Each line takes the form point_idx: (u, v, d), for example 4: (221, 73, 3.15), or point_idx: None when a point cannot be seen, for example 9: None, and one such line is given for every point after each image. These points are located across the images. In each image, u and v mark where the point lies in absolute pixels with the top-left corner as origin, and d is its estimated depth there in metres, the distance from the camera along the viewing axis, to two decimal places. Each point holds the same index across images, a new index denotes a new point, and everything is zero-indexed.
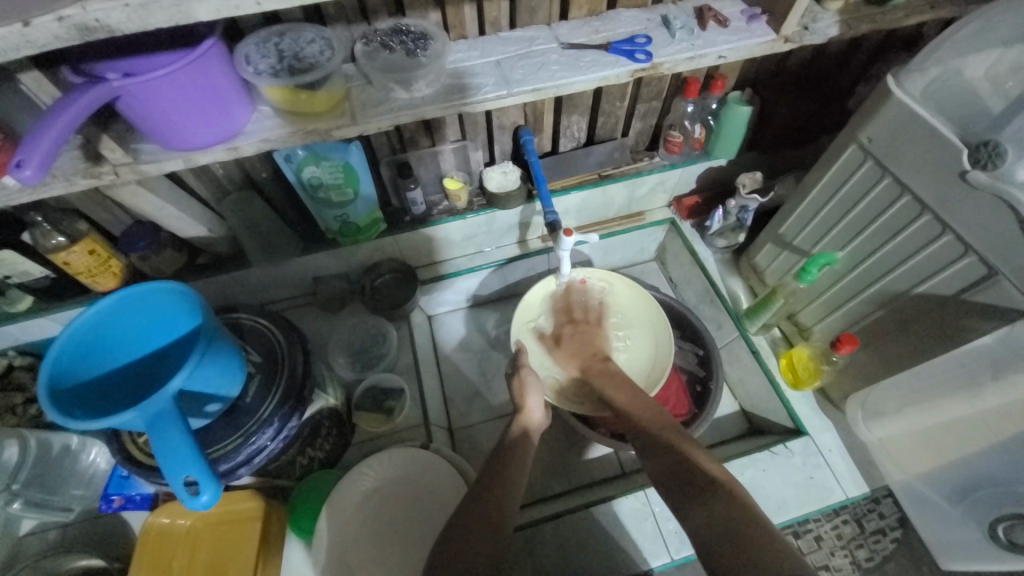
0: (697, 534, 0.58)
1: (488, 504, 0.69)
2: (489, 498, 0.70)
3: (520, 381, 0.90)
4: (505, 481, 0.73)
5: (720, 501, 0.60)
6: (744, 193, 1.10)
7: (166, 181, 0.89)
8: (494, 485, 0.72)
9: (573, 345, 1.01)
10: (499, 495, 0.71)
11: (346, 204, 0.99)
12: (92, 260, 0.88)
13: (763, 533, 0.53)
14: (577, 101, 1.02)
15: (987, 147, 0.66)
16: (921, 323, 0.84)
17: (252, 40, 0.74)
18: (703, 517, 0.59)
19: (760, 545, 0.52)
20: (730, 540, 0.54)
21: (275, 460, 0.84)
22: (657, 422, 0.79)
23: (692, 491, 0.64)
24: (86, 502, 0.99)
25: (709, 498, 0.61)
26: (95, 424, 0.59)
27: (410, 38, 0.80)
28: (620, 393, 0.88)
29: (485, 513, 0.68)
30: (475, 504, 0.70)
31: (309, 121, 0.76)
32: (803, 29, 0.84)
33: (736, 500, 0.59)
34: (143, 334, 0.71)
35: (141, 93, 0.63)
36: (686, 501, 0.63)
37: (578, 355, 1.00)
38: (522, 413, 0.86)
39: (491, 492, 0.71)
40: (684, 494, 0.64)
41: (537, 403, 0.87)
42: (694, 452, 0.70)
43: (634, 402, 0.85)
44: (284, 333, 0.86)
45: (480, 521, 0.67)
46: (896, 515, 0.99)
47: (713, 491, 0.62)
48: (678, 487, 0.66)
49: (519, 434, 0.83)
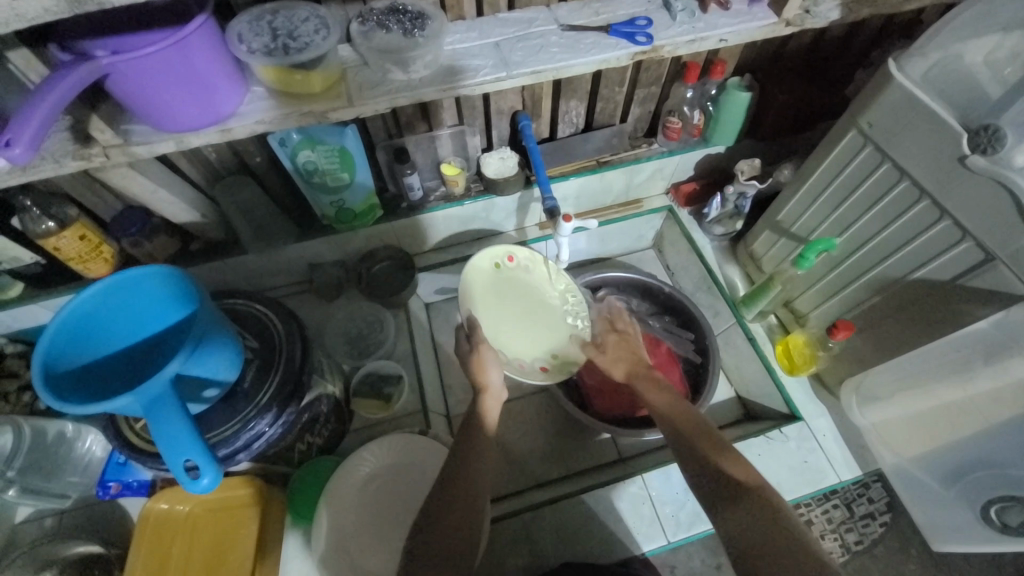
0: (734, 540, 0.60)
1: (458, 482, 0.72)
2: (461, 481, 0.72)
3: (478, 355, 0.87)
4: (471, 470, 0.73)
5: (746, 506, 0.61)
6: (743, 179, 1.09)
7: (157, 164, 0.87)
8: (460, 471, 0.73)
9: (620, 348, 0.94)
10: (469, 485, 0.72)
11: (341, 188, 0.98)
12: (83, 246, 0.86)
13: (799, 545, 0.55)
14: (575, 85, 1.01)
15: (987, 131, 0.66)
16: (915, 309, 0.84)
17: (245, 18, 0.72)
18: (742, 520, 0.60)
19: (793, 554, 0.54)
20: (770, 552, 0.56)
21: (274, 446, 0.83)
22: (677, 417, 0.78)
23: (717, 495, 0.65)
24: (83, 488, 1.00)
25: (745, 501, 0.62)
26: (91, 409, 0.58)
27: (407, 18, 0.78)
28: (649, 391, 0.85)
29: (457, 500, 0.70)
30: (450, 489, 0.71)
31: (305, 102, 0.75)
32: (804, 12, 0.83)
33: (766, 503, 0.61)
34: (135, 320, 0.70)
35: (131, 71, 0.61)
36: (723, 505, 0.64)
37: (623, 362, 0.92)
38: (486, 393, 0.85)
39: (460, 478, 0.72)
40: (709, 498, 0.66)
41: (498, 378, 0.86)
42: (726, 455, 0.69)
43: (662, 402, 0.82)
44: (282, 319, 0.85)
45: (465, 511, 0.69)
46: (885, 500, 1.14)
47: (744, 491, 0.63)
48: (716, 495, 0.65)
49: (486, 414, 0.83)
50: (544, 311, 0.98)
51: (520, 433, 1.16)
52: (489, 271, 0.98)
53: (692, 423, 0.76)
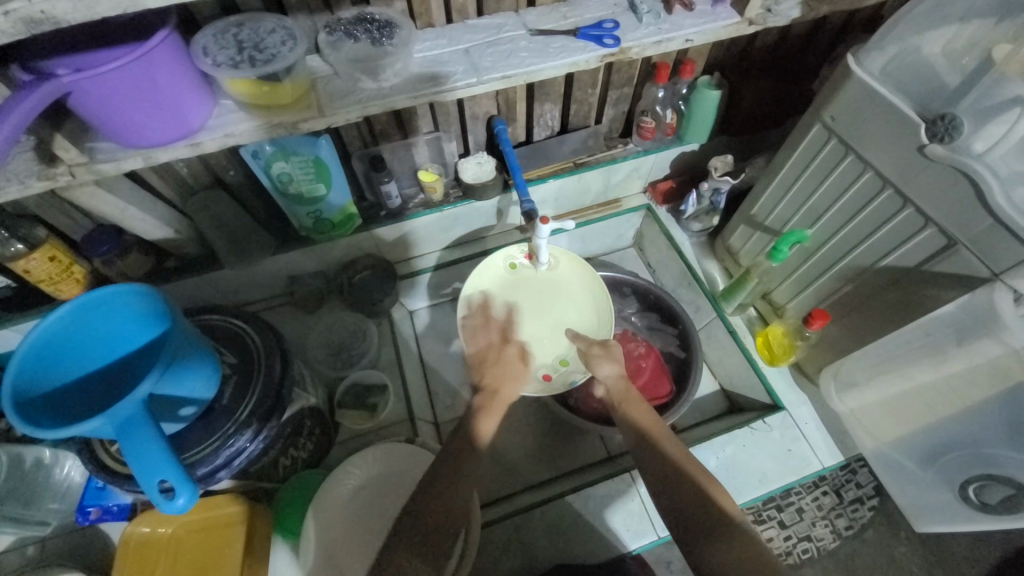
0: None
1: (440, 500, 0.69)
2: (443, 498, 0.69)
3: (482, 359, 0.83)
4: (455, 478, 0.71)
5: (731, 548, 0.61)
6: (716, 175, 1.11)
7: (127, 181, 0.86)
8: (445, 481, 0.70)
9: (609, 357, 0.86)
10: (450, 499, 0.69)
11: (318, 200, 0.97)
12: (53, 267, 0.84)
13: None
14: (549, 88, 1.02)
15: (944, 120, 0.69)
16: (888, 294, 0.86)
17: (210, 32, 0.72)
18: (719, 561, 0.61)
19: None
20: None
21: (256, 462, 0.82)
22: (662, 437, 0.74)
23: (703, 528, 0.64)
24: (65, 513, 0.98)
25: (725, 541, 0.62)
26: (62, 433, 0.57)
27: (375, 27, 0.78)
28: (637, 410, 0.79)
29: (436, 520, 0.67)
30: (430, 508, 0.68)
31: (275, 114, 0.75)
32: (766, 11, 0.85)
33: (749, 547, 0.60)
34: (107, 339, 0.68)
35: (94, 89, 0.60)
36: (696, 540, 0.64)
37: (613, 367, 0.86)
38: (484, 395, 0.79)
39: (443, 494, 0.69)
40: (691, 528, 0.65)
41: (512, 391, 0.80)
42: (715, 488, 0.68)
43: (650, 420, 0.77)
44: (260, 333, 0.84)
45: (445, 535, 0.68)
46: (872, 484, 1.18)
47: (727, 533, 0.63)
48: (695, 530, 0.65)
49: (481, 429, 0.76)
50: (550, 312, 0.99)
51: (510, 436, 1.16)
52: (501, 270, 1.00)
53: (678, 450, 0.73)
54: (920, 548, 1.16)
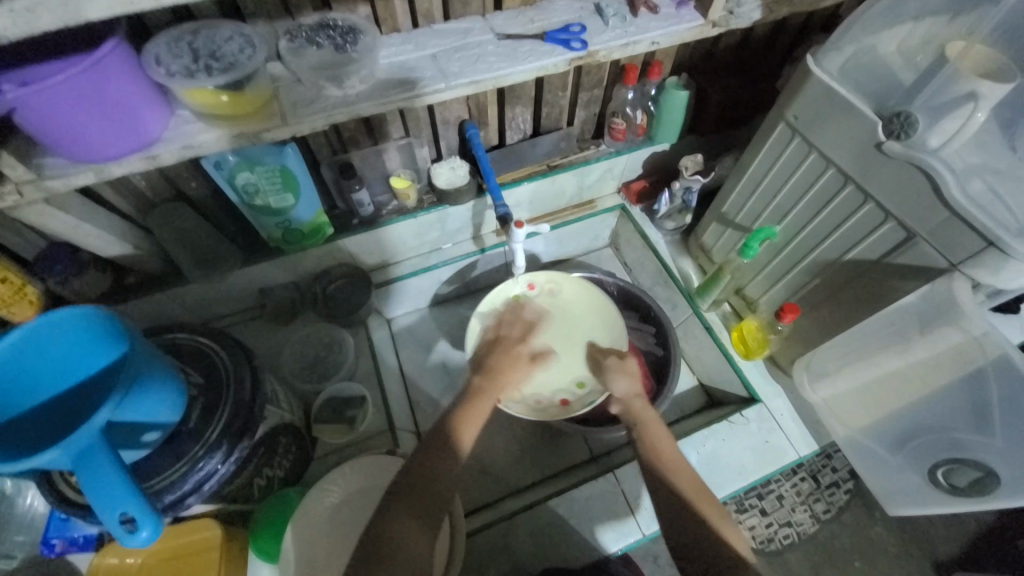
0: None
1: (423, 486, 0.70)
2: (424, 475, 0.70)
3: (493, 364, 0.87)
4: (437, 472, 0.71)
5: None
6: (687, 175, 1.13)
7: (80, 196, 0.82)
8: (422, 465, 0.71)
9: (622, 371, 0.90)
10: (432, 471, 0.71)
11: (286, 211, 0.95)
12: (4, 289, 0.79)
13: None
14: (519, 92, 1.01)
15: (900, 118, 0.71)
16: (853, 287, 0.88)
17: (162, 40, 0.69)
18: None
19: None
20: None
21: (228, 485, 0.79)
22: (674, 469, 0.74)
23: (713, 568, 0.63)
24: (31, 547, 0.92)
25: None
26: (13, 467, 0.54)
27: (338, 32, 0.77)
28: (655, 435, 0.79)
29: (412, 496, 0.68)
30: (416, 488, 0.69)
31: (235, 124, 0.72)
32: (728, 14, 0.86)
33: None
34: (59, 367, 0.65)
35: (37, 103, 0.57)
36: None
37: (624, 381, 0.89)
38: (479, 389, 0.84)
39: (426, 472, 0.71)
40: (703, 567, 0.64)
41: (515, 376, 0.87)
42: (724, 528, 0.68)
43: (670, 451, 0.76)
44: (229, 351, 0.81)
45: (427, 533, 0.67)
46: (847, 469, 1.22)
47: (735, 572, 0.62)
48: (678, 536, 0.68)
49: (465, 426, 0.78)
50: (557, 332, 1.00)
51: (493, 441, 1.16)
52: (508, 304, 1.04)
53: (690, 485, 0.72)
54: (894, 528, 1.20)
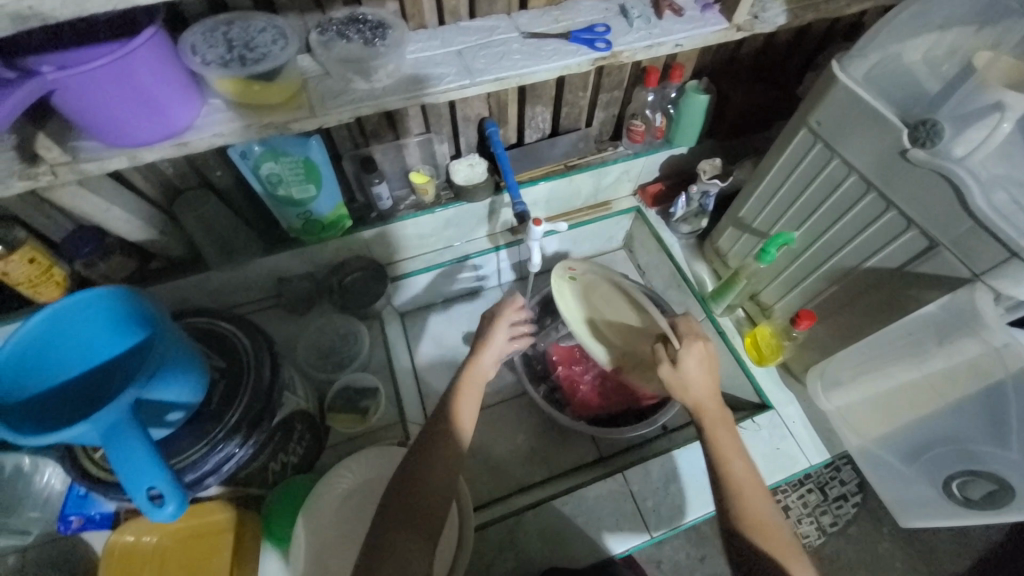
0: None
1: (413, 489, 0.68)
2: (423, 474, 0.70)
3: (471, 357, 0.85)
4: (427, 473, 0.70)
5: None
6: (705, 178, 1.13)
7: (110, 180, 0.84)
8: (417, 468, 0.70)
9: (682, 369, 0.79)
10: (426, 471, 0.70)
11: (308, 202, 0.96)
12: (33, 269, 0.82)
13: None
14: (540, 91, 1.02)
15: (925, 126, 0.71)
16: (871, 296, 0.88)
17: (197, 30, 0.70)
18: None
19: None
20: None
21: (244, 468, 0.80)
22: (735, 488, 0.69)
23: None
24: (45, 523, 0.94)
25: None
26: (44, 439, 0.55)
27: (367, 27, 0.78)
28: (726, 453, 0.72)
29: (404, 493, 0.68)
30: (412, 488, 0.68)
31: (264, 113, 0.73)
32: (753, 18, 0.86)
33: None
34: (90, 346, 0.67)
35: (79, 86, 0.59)
36: None
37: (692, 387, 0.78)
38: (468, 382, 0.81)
39: (420, 472, 0.70)
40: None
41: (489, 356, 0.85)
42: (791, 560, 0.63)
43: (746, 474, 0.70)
44: (250, 336, 0.83)
45: (426, 543, 0.65)
46: (855, 482, 1.21)
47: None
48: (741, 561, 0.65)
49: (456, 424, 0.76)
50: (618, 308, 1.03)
51: (502, 438, 1.16)
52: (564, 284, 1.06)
53: (750, 507, 0.67)
54: (903, 544, 1.19)
